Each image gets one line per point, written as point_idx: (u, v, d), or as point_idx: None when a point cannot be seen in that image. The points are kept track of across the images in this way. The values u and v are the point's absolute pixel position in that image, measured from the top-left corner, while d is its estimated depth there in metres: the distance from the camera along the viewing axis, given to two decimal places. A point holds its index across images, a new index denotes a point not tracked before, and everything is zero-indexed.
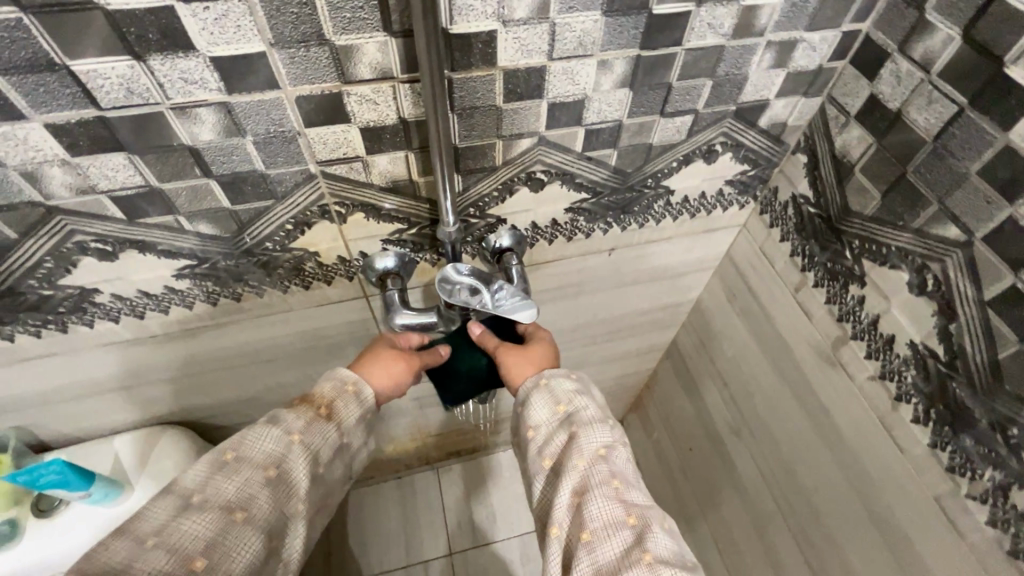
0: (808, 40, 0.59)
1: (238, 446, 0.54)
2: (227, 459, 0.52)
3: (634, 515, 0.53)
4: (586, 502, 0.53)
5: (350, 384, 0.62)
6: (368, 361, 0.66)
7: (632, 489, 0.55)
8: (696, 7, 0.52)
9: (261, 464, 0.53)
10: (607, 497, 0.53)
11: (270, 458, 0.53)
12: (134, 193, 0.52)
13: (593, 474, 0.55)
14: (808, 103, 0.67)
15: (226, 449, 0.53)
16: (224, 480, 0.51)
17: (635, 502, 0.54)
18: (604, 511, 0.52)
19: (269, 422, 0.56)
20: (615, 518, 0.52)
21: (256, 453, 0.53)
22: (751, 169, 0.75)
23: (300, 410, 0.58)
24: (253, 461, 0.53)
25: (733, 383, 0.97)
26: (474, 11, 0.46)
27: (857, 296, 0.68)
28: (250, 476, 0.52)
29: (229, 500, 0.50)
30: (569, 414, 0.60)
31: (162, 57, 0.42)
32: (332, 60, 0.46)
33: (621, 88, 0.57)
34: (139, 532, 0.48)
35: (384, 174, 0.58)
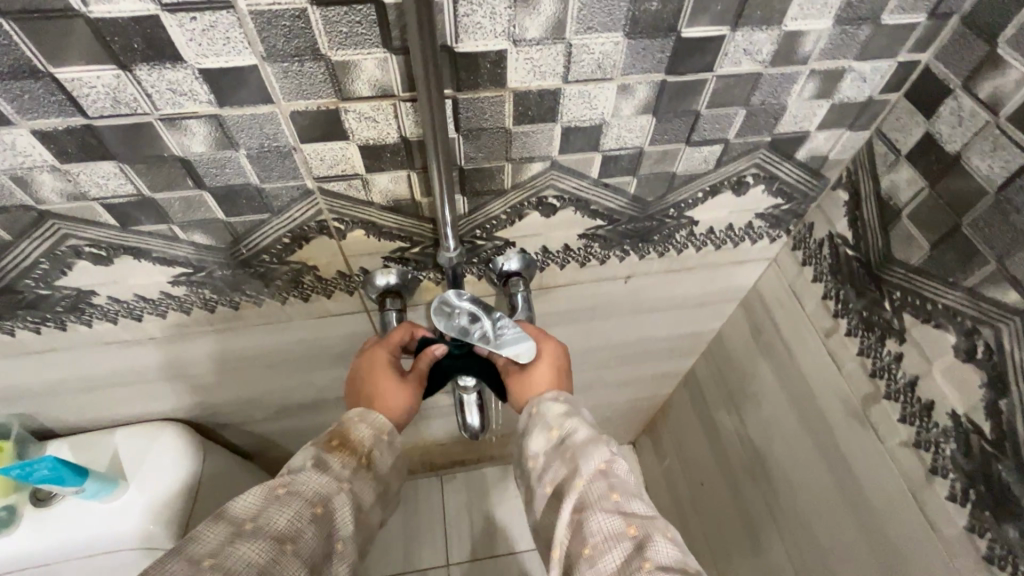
0: (857, 69, 0.53)
1: (291, 479, 0.50)
2: (278, 490, 0.49)
3: (636, 524, 0.49)
4: (585, 518, 0.50)
5: (385, 429, 0.59)
6: (381, 391, 0.61)
7: (635, 499, 0.51)
8: (732, 31, 0.47)
9: (310, 500, 0.50)
10: (605, 510, 0.50)
11: (319, 496, 0.50)
12: (126, 202, 0.50)
13: (592, 488, 0.52)
14: (853, 137, 0.61)
15: (279, 482, 0.50)
16: (278, 510, 0.48)
17: (636, 512, 0.50)
18: (601, 525, 0.49)
19: (317, 464, 0.52)
20: (614, 531, 0.49)
21: (308, 488, 0.50)
22: (785, 204, 0.69)
23: (342, 454, 0.54)
24: (304, 494, 0.50)
25: (752, 423, 0.91)
26: (483, 29, 0.42)
27: (894, 352, 0.62)
28: (301, 510, 0.49)
29: (279, 531, 0.47)
30: (563, 438, 0.56)
31: (148, 67, 0.40)
32: (328, 75, 0.43)
33: (644, 114, 0.53)
34: (195, 553, 0.44)
35: (385, 193, 0.55)
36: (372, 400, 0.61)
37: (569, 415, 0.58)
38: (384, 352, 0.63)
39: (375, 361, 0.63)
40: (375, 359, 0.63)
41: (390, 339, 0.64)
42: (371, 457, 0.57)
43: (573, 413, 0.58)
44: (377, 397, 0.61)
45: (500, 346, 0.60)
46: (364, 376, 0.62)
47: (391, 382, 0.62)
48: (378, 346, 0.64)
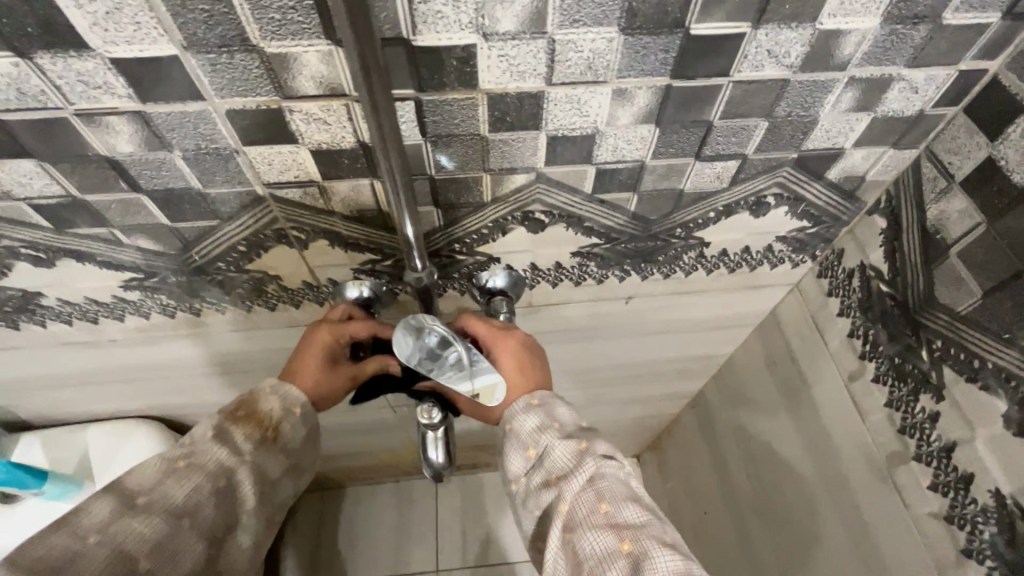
0: (907, 78, 0.44)
1: (192, 451, 0.47)
2: (178, 462, 0.46)
3: (629, 539, 0.42)
4: (576, 540, 0.44)
5: (298, 406, 0.53)
6: (308, 369, 0.54)
7: (626, 504, 0.45)
8: (754, 29, 0.38)
9: (213, 473, 0.47)
10: (596, 527, 0.44)
11: (221, 470, 0.47)
12: (57, 203, 0.45)
13: (578, 506, 0.46)
14: (897, 156, 0.52)
15: (178, 454, 0.47)
16: (175, 484, 0.45)
17: (627, 522, 0.43)
18: (594, 546, 0.43)
19: (218, 438, 0.48)
20: (606, 550, 0.42)
21: (209, 459, 0.47)
22: (812, 227, 0.61)
23: (246, 427, 0.50)
24: (206, 467, 0.47)
25: (763, 462, 0.83)
26: (445, 19, 0.35)
27: (929, 410, 0.54)
28: (202, 483, 0.46)
29: (176, 506, 0.45)
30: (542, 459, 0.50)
31: (51, 56, 0.34)
32: (264, 70, 0.37)
33: (645, 123, 0.45)
34: (81, 528, 0.42)
35: (347, 202, 0.49)
36: (297, 374, 0.54)
37: (545, 429, 0.51)
38: (328, 331, 0.55)
39: (316, 336, 0.55)
40: (315, 334, 0.55)
41: (347, 325, 0.56)
42: (278, 430, 0.52)
43: (549, 425, 0.51)
44: (300, 371, 0.54)
45: (475, 376, 0.51)
46: (300, 345, 0.55)
47: (322, 364, 0.55)
48: (330, 324, 0.55)
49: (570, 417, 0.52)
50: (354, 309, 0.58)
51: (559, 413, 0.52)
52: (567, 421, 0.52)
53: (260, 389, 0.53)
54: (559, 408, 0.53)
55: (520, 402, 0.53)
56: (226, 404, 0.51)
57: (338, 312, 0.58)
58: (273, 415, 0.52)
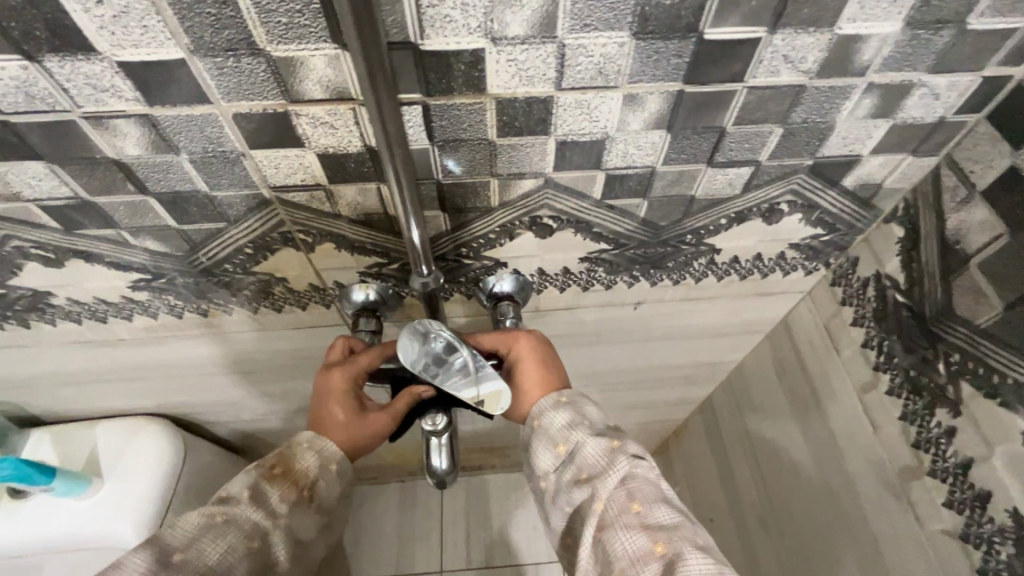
0: (929, 84, 0.42)
1: (230, 508, 0.46)
2: (215, 518, 0.45)
3: (662, 540, 0.42)
4: (608, 539, 0.44)
5: (334, 459, 0.52)
6: (335, 420, 0.53)
7: (659, 506, 0.44)
8: (770, 34, 0.37)
9: (247, 532, 0.46)
10: (627, 528, 0.44)
11: (257, 529, 0.47)
12: (65, 204, 0.45)
13: (611, 504, 0.45)
14: (916, 163, 0.50)
15: (217, 510, 0.46)
16: (210, 541, 0.44)
17: (661, 524, 0.43)
18: (626, 545, 0.43)
19: (254, 497, 0.48)
20: (640, 551, 0.42)
21: (246, 516, 0.47)
22: (826, 235, 0.59)
23: (283, 485, 0.49)
24: (242, 525, 0.46)
25: (769, 472, 0.81)
26: (453, 23, 0.34)
27: (945, 425, 0.53)
28: (236, 543, 0.45)
29: (209, 565, 0.44)
30: (571, 455, 0.49)
31: (58, 58, 0.34)
32: (270, 73, 0.36)
33: (656, 129, 0.44)
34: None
35: (353, 205, 0.49)
36: (324, 428, 0.53)
37: (574, 426, 0.50)
38: (344, 373, 0.54)
39: (333, 383, 0.53)
40: (332, 381, 0.53)
41: (359, 362, 0.54)
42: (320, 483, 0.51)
43: (579, 421, 0.50)
44: (328, 424, 0.53)
45: (481, 382, 0.50)
46: (319, 396, 0.54)
47: (348, 412, 0.53)
48: (341, 367, 0.54)
49: (598, 415, 0.51)
50: (354, 342, 0.57)
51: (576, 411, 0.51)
52: (596, 418, 0.51)
53: (294, 447, 0.51)
54: (588, 405, 0.52)
55: (548, 399, 0.52)
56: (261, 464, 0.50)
57: (338, 350, 0.56)
58: (309, 472, 0.51)
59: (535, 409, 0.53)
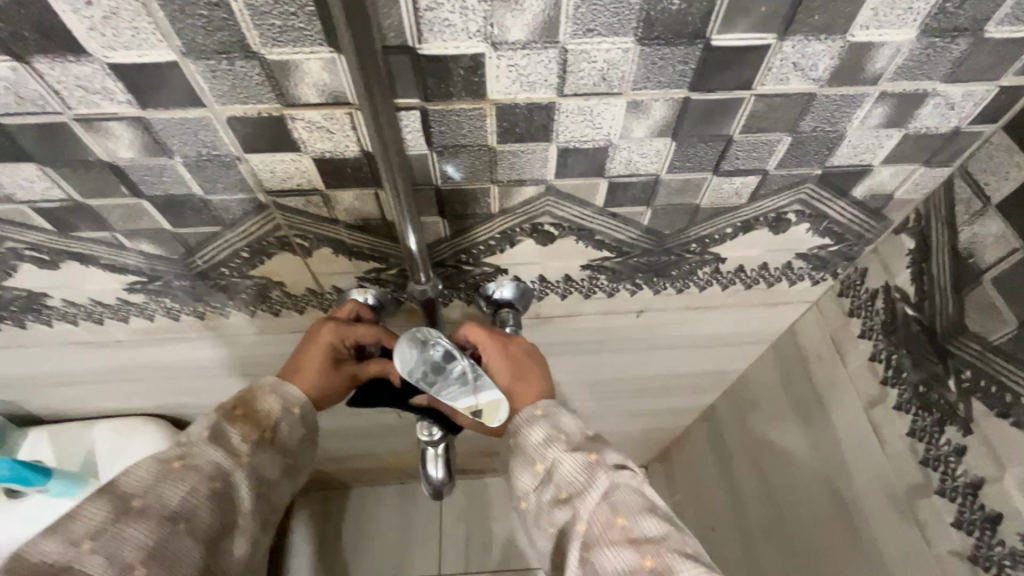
0: (943, 94, 0.41)
1: (188, 451, 0.46)
2: (173, 463, 0.45)
3: (650, 554, 0.42)
4: (595, 558, 0.43)
5: (294, 406, 0.51)
6: (308, 370, 0.52)
7: (644, 518, 0.44)
8: (780, 41, 0.36)
9: (208, 474, 0.45)
10: (615, 544, 0.43)
11: (217, 470, 0.46)
12: (59, 206, 0.45)
13: (595, 521, 0.45)
14: (928, 174, 0.49)
15: (174, 455, 0.45)
16: (171, 486, 0.44)
17: (647, 537, 0.43)
18: (613, 561, 0.42)
19: (215, 438, 0.47)
20: (627, 567, 0.42)
21: (206, 459, 0.46)
22: (835, 245, 0.58)
23: (244, 426, 0.48)
24: (201, 468, 0.45)
25: (774, 483, 0.80)
26: (452, 27, 0.33)
27: (956, 443, 0.51)
28: (197, 485, 0.44)
29: (171, 509, 0.43)
30: (549, 472, 0.48)
31: (49, 60, 0.33)
32: (265, 76, 0.35)
33: (660, 137, 0.43)
34: (73, 532, 0.41)
35: (351, 210, 0.48)
36: (296, 373, 0.53)
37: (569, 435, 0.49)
38: (333, 332, 0.53)
39: (321, 336, 0.53)
40: (321, 333, 0.53)
41: (353, 329, 0.54)
42: (275, 431, 0.50)
43: (555, 436, 0.49)
44: (301, 372, 0.53)
45: (479, 391, 0.48)
46: (304, 343, 0.53)
47: (322, 367, 0.53)
48: (334, 324, 0.53)
49: (576, 427, 0.50)
50: (362, 310, 0.56)
51: (566, 423, 0.50)
52: (573, 430, 0.50)
53: (258, 388, 0.51)
54: (563, 416, 0.51)
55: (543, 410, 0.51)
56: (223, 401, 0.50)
57: (345, 310, 0.56)
58: (270, 415, 0.50)
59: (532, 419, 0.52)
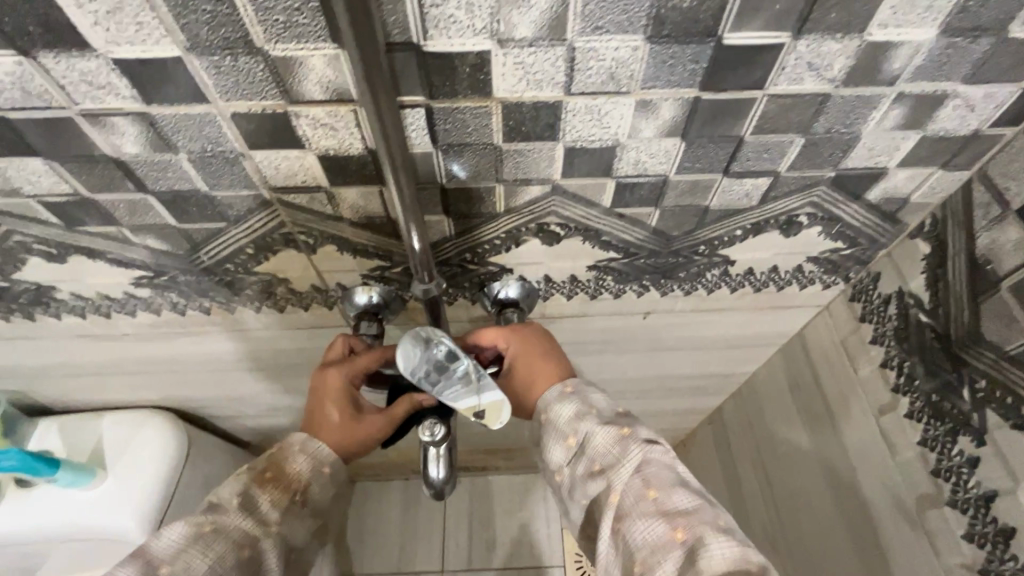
0: (964, 95, 0.40)
1: (218, 516, 0.45)
2: (204, 529, 0.44)
3: (682, 526, 0.40)
4: (627, 530, 0.42)
5: (325, 464, 0.52)
6: (329, 424, 0.52)
7: (677, 491, 0.42)
8: (794, 40, 0.35)
9: (235, 542, 0.45)
10: (646, 516, 0.41)
11: (246, 538, 0.45)
12: (65, 200, 0.45)
13: (627, 493, 0.43)
14: (946, 177, 0.47)
15: (206, 522, 0.45)
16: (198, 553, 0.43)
17: (679, 510, 0.41)
18: (646, 535, 0.40)
19: (245, 504, 0.47)
20: (659, 540, 0.40)
21: (236, 526, 0.45)
22: (847, 248, 0.57)
23: (274, 492, 0.48)
24: (231, 535, 0.45)
25: (779, 487, 0.79)
26: (457, 24, 0.33)
27: (968, 454, 0.50)
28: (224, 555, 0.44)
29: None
30: (581, 446, 0.47)
31: (54, 55, 0.33)
32: (268, 72, 0.35)
33: (669, 137, 0.42)
34: None
35: (355, 208, 0.47)
36: (317, 428, 0.52)
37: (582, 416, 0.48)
38: (338, 375, 0.53)
39: (328, 385, 0.53)
40: (326, 380, 0.53)
41: (353, 365, 0.53)
42: (309, 488, 0.50)
43: (585, 411, 0.48)
44: (323, 426, 0.52)
45: (482, 391, 0.48)
46: (314, 396, 0.53)
47: (342, 415, 0.53)
48: (337, 368, 0.53)
49: (606, 403, 0.49)
50: (354, 342, 0.56)
51: (595, 399, 0.49)
52: (603, 406, 0.49)
53: (285, 450, 0.51)
54: (592, 393, 0.50)
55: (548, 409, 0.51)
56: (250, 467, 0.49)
57: (337, 348, 0.55)
58: (301, 475, 0.50)
59: (537, 414, 0.51)
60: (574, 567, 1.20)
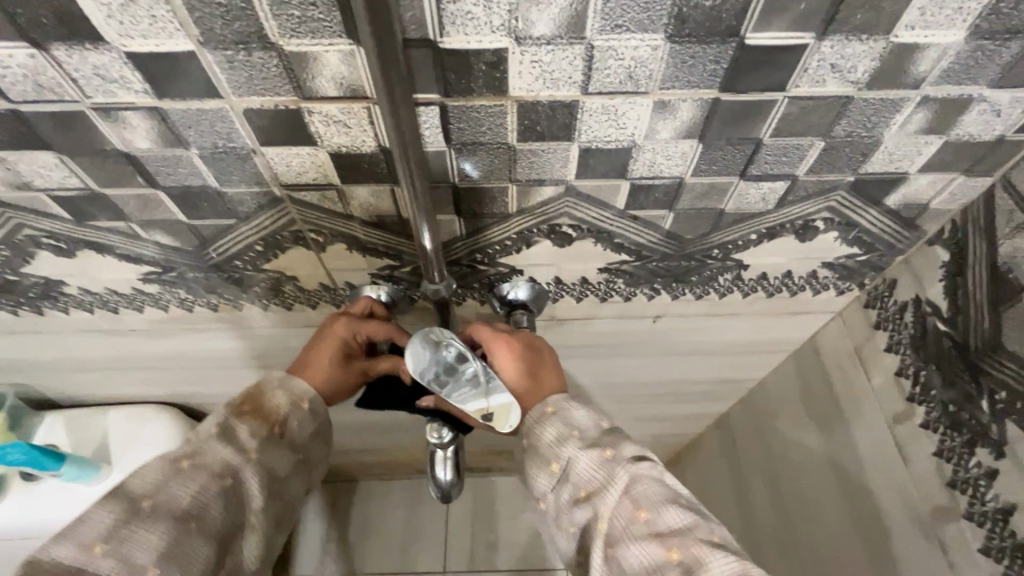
0: (990, 99, 0.39)
1: (197, 450, 0.44)
2: (181, 463, 0.43)
3: (676, 546, 0.39)
4: (620, 555, 0.41)
5: (302, 399, 0.50)
6: (319, 364, 0.52)
7: (667, 509, 0.41)
8: (818, 41, 0.34)
9: (217, 472, 0.43)
10: (639, 538, 0.40)
11: (228, 468, 0.44)
12: (76, 195, 0.45)
13: (616, 518, 0.42)
14: (967, 183, 0.47)
15: (183, 453, 0.44)
16: (180, 485, 0.42)
17: (671, 528, 0.40)
18: (641, 559, 0.40)
19: (224, 434, 0.45)
20: (655, 562, 0.39)
21: (217, 457, 0.44)
22: (863, 254, 0.56)
23: (253, 423, 0.47)
24: (210, 467, 0.43)
25: (788, 495, 0.78)
26: (475, 20, 0.32)
27: (986, 466, 0.49)
28: (206, 485, 0.43)
29: (182, 509, 0.41)
30: (565, 471, 0.46)
31: (67, 48, 0.33)
32: (283, 68, 0.35)
33: (686, 138, 0.41)
34: (84, 538, 0.39)
35: (366, 206, 0.47)
36: (307, 364, 0.52)
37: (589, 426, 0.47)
38: (346, 325, 0.53)
39: (334, 329, 0.53)
40: (334, 323, 0.53)
41: (366, 324, 0.53)
42: (286, 425, 0.49)
43: (568, 434, 0.47)
44: (313, 365, 0.52)
45: (491, 394, 0.48)
46: (317, 336, 0.53)
47: (336, 361, 0.52)
48: (348, 319, 0.53)
49: (589, 420, 0.48)
50: (376, 307, 0.56)
51: (578, 418, 0.48)
52: (585, 425, 0.47)
53: (268, 381, 0.50)
54: (575, 411, 0.48)
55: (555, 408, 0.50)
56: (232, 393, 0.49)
57: (360, 305, 0.56)
58: (280, 410, 0.49)
59: None
60: None
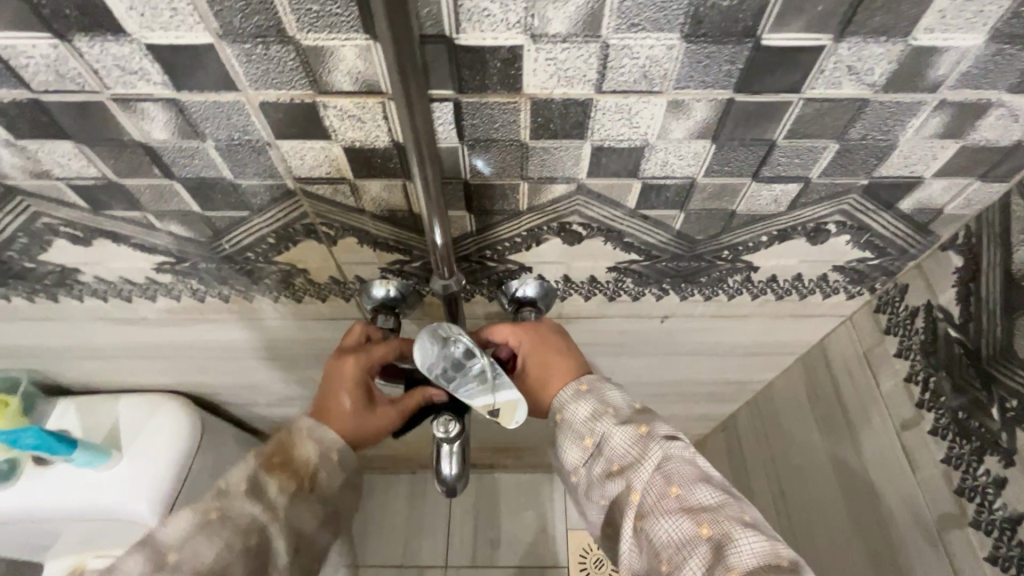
0: (1009, 104, 0.39)
1: (224, 502, 0.46)
2: (209, 514, 0.45)
3: (707, 522, 0.40)
4: (649, 528, 0.41)
5: (332, 450, 0.50)
6: (340, 411, 0.52)
7: (698, 487, 0.41)
8: (836, 43, 0.34)
9: (243, 526, 0.45)
10: (668, 512, 0.41)
11: (253, 524, 0.46)
12: (93, 184, 0.45)
13: (648, 492, 0.42)
14: (983, 189, 0.46)
15: (211, 504, 0.45)
16: (205, 538, 0.44)
17: (703, 505, 0.40)
18: (669, 532, 0.40)
19: (252, 489, 0.47)
20: (683, 538, 0.40)
21: (244, 511, 0.44)
22: (875, 259, 0.55)
23: (280, 475, 0.48)
24: (232, 516, 0.45)
25: (790, 498, 0.78)
26: (492, 17, 0.32)
27: (996, 474, 0.49)
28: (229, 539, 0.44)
29: (201, 560, 0.43)
30: (598, 446, 0.47)
31: (88, 39, 0.34)
32: (299, 62, 0.35)
33: (699, 139, 0.41)
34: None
35: (378, 201, 0.47)
36: (328, 412, 0.52)
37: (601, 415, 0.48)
38: (355, 359, 0.53)
39: (343, 368, 0.53)
40: (341, 362, 0.53)
41: (371, 354, 0.53)
42: (316, 477, 0.49)
43: (602, 410, 0.47)
44: (333, 411, 0.52)
45: (498, 389, 0.47)
46: (327, 379, 0.53)
47: (354, 401, 0.52)
48: (354, 354, 0.53)
49: (622, 399, 0.49)
50: (372, 331, 0.56)
51: (612, 397, 0.48)
52: (619, 403, 0.48)
53: (295, 433, 0.50)
54: (608, 390, 0.49)
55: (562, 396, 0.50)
56: (261, 447, 0.49)
57: (354, 336, 0.56)
58: (309, 462, 0.49)
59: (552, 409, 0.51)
60: (579, 568, 1.20)
